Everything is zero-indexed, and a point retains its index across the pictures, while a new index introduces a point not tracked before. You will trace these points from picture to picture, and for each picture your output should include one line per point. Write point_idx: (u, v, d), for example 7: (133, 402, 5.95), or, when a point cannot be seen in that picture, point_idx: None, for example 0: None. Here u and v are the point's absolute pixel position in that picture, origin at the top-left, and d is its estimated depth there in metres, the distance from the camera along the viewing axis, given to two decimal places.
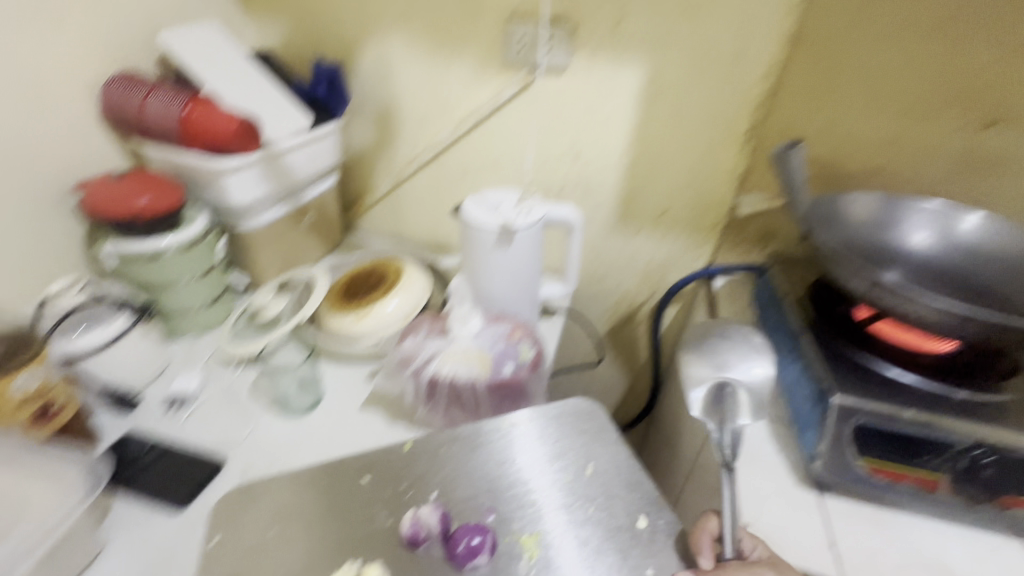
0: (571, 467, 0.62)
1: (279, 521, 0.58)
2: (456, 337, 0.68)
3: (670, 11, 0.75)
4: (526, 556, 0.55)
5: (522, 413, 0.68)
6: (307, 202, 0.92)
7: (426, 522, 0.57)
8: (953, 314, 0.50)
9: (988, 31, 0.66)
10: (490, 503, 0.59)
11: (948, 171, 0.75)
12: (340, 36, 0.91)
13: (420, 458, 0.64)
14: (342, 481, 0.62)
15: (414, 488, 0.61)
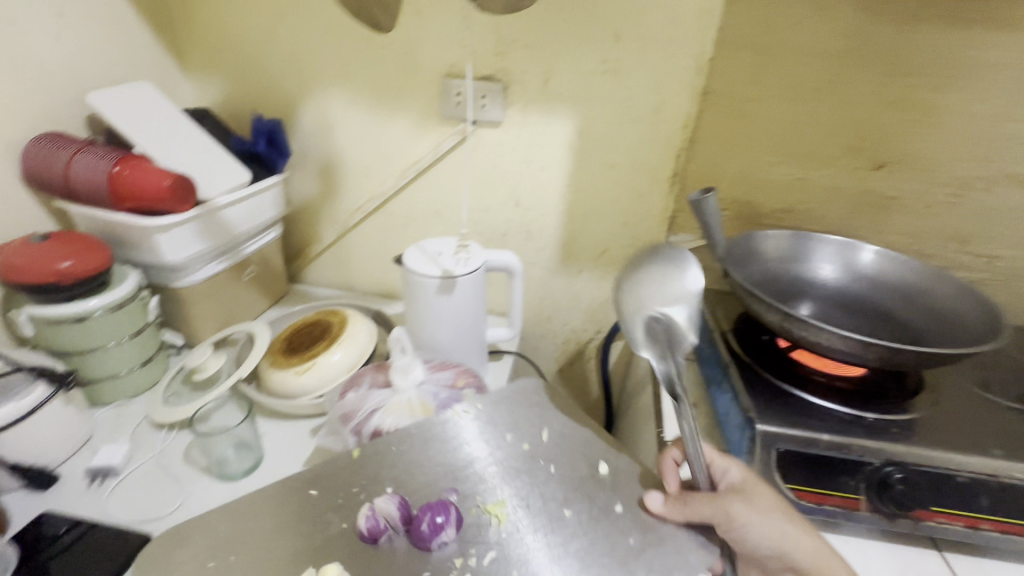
0: (525, 437, 0.66)
1: (217, 552, 0.55)
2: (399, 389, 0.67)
3: (592, 71, 0.81)
4: (494, 523, 0.58)
5: (468, 399, 0.70)
6: (247, 256, 0.91)
7: (383, 512, 0.56)
8: (854, 343, 0.55)
9: (866, 87, 0.75)
10: (448, 482, 0.61)
11: (848, 208, 0.83)
12: (281, 93, 0.93)
13: (370, 462, 0.63)
14: (289, 500, 0.60)
15: (366, 492, 0.61)
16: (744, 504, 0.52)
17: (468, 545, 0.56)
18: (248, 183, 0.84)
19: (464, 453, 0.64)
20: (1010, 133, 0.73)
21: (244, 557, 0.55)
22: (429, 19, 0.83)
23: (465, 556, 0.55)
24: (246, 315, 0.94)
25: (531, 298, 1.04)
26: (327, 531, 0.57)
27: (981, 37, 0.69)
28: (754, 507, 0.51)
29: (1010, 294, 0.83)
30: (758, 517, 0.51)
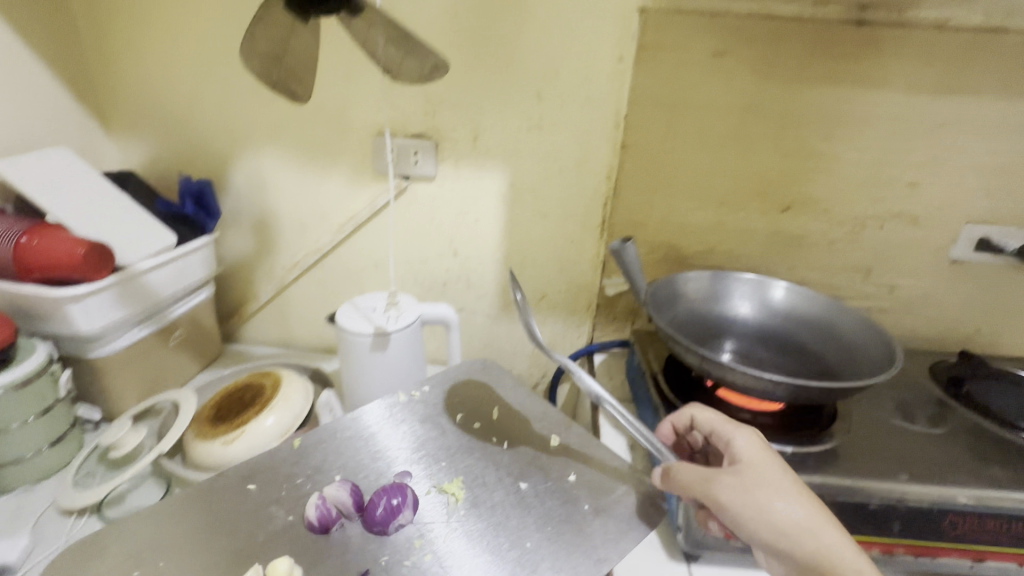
0: (475, 418, 0.73)
1: (143, 562, 0.56)
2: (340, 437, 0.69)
3: (518, 127, 0.85)
4: (452, 500, 0.62)
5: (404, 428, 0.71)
6: (174, 319, 0.87)
7: (334, 500, 0.60)
8: (764, 381, 0.58)
9: (765, 139, 0.81)
10: (401, 466, 0.66)
11: (763, 248, 0.88)
12: (211, 154, 0.93)
13: (316, 452, 0.68)
14: (229, 494, 0.63)
15: (310, 482, 0.64)
16: (736, 479, 0.51)
17: (424, 527, 0.59)
18: (172, 248, 0.81)
19: (410, 433, 0.70)
20: (892, 176, 0.82)
21: (193, 554, 0.57)
22: (358, 81, 0.85)
23: (423, 537, 0.58)
24: (175, 379, 0.90)
25: (475, 345, 1.04)
26: (270, 526, 0.59)
27: (857, 95, 0.77)
28: (744, 482, 0.51)
29: (913, 319, 0.90)
30: (747, 491, 0.50)
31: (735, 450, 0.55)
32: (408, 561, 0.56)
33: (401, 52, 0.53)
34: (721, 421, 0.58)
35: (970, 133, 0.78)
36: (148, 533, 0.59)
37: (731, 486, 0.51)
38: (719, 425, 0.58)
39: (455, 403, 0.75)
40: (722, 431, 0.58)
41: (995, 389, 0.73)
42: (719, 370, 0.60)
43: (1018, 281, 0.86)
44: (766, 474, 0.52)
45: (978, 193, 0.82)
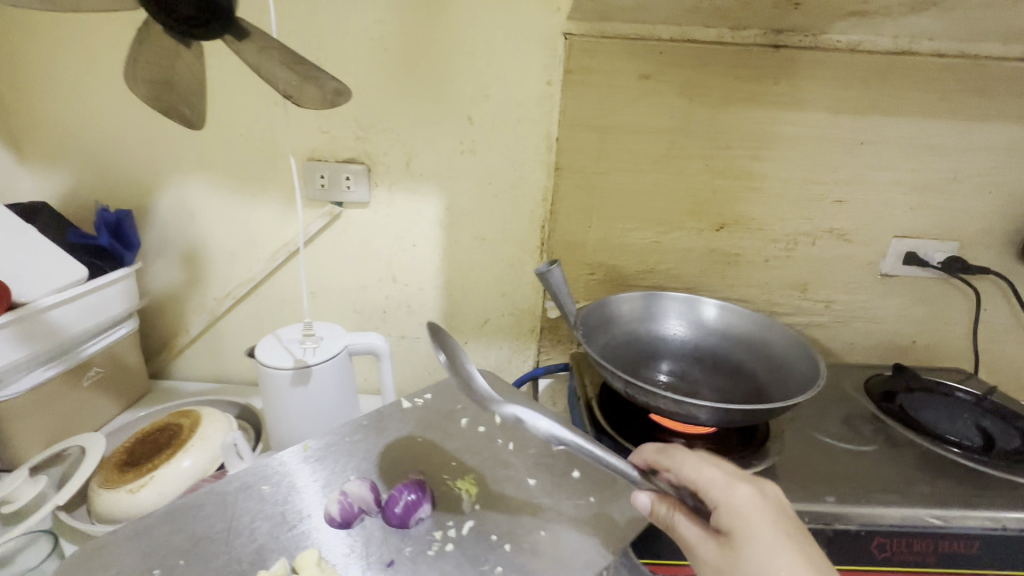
0: (478, 423, 0.75)
1: (163, 560, 0.54)
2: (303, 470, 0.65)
3: (451, 151, 0.84)
4: (467, 496, 0.63)
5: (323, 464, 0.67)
6: (89, 357, 0.82)
7: (356, 497, 0.60)
8: (684, 407, 0.57)
9: (695, 160, 0.82)
10: (415, 468, 0.67)
11: (700, 267, 0.89)
12: (134, 183, 0.89)
13: (327, 455, 0.67)
14: (243, 497, 0.61)
15: (328, 481, 0.64)
16: (716, 552, 0.44)
17: (444, 520, 0.60)
18: (83, 281, 0.77)
19: (419, 436, 0.72)
20: (820, 193, 0.83)
21: (214, 552, 0.55)
22: (286, 107, 0.83)
23: (444, 528, 0.59)
24: (89, 422, 0.84)
25: (420, 372, 1.01)
26: (291, 526, 0.58)
27: (780, 115, 0.79)
28: (723, 562, 0.44)
29: (851, 333, 0.91)
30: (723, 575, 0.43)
31: (722, 519, 0.45)
32: (433, 550, 0.56)
33: (299, 77, 0.51)
34: (709, 478, 0.47)
35: (890, 152, 0.80)
36: (165, 533, 0.56)
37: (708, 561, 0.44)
38: (706, 484, 0.47)
39: (458, 408, 0.77)
40: (708, 492, 0.47)
41: (927, 401, 0.74)
42: (642, 396, 0.59)
43: (948, 294, 0.88)
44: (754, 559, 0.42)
45: (902, 209, 0.84)
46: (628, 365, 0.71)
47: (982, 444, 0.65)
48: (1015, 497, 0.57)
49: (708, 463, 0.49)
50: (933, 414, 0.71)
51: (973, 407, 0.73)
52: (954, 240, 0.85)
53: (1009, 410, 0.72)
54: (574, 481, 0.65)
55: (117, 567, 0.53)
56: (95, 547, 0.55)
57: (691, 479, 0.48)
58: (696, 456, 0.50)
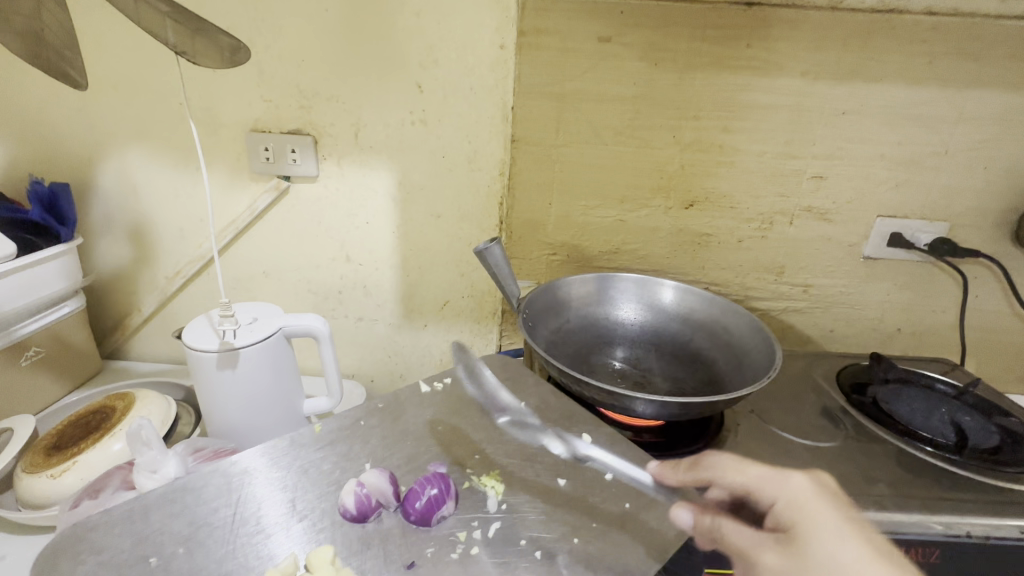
0: (503, 411, 0.64)
1: (161, 548, 0.48)
2: (304, 462, 0.57)
3: (401, 122, 0.79)
4: (491, 495, 0.54)
5: (288, 446, 0.58)
6: (28, 336, 0.78)
7: (375, 489, 0.52)
8: (613, 396, 0.54)
9: (660, 132, 0.76)
10: (431, 462, 0.58)
11: (670, 248, 0.83)
12: (73, 156, 0.85)
13: (340, 439, 0.60)
14: (249, 481, 0.54)
15: (341, 468, 0.57)
16: (779, 556, 0.40)
17: (469, 519, 0.52)
18: (14, 257, 0.72)
19: (442, 424, 0.63)
20: (797, 169, 0.77)
21: (217, 541, 0.49)
22: (224, 73, 0.78)
23: (468, 529, 0.51)
24: (30, 403, 0.80)
25: (380, 357, 0.96)
26: (304, 522, 0.51)
27: (752, 82, 0.72)
28: (789, 563, 0.40)
29: (831, 320, 0.86)
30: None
31: (777, 514, 0.42)
32: (456, 553, 0.49)
33: (188, 31, 0.49)
34: (754, 476, 0.44)
35: (872, 123, 0.74)
36: (164, 517, 0.51)
37: (772, 567, 0.40)
38: (755, 484, 0.44)
39: (481, 394, 0.67)
40: (756, 492, 0.44)
41: (904, 392, 0.69)
42: (574, 384, 0.57)
43: (935, 279, 0.81)
44: (822, 553, 0.39)
45: (886, 187, 0.77)
46: (577, 352, 0.67)
47: (958, 441, 0.60)
48: (985, 504, 0.52)
49: (749, 462, 0.46)
50: (909, 408, 0.66)
51: (953, 400, 0.67)
52: (944, 221, 0.78)
53: (991, 405, 0.67)
54: (608, 486, 0.54)
55: (113, 553, 0.47)
56: (89, 527, 0.49)
57: (735, 482, 0.45)
58: (733, 458, 0.46)
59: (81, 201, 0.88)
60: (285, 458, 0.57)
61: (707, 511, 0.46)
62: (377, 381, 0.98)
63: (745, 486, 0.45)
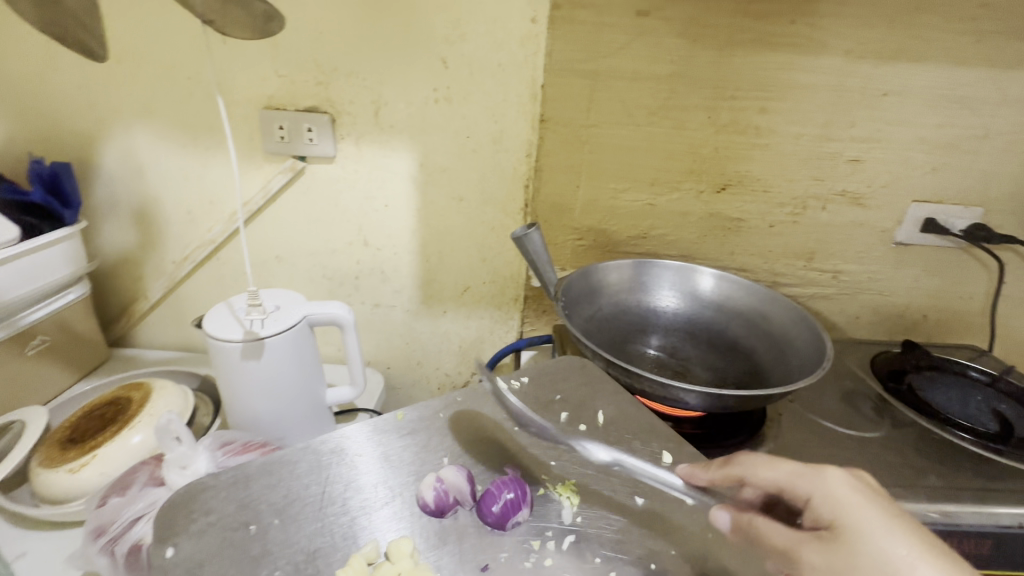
0: (580, 419, 0.60)
1: (259, 516, 0.50)
2: (385, 457, 0.56)
3: (424, 100, 0.75)
4: (567, 504, 0.53)
5: (365, 441, 0.57)
6: (34, 324, 0.74)
7: (452, 486, 0.53)
8: (664, 387, 0.55)
9: (696, 112, 0.73)
10: (506, 464, 0.57)
11: (699, 235, 0.81)
12: (74, 134, 0.80)
13: (419, 430, 0.59)
14: (337, 462, 0.55)
15: (420, 460, 0.56)
16: (821, 553, 0.39)
17: (542, 528, 0.52)
18: (17, 241, 0.69)
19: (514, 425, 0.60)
20: (833, 152, 0.75)
21: (309, 518, 0.50)
22: (234, 45, 0.73)
23: (542, 538, 0.51)
24: (39, 393, 0.77)
25: (396, 344, 0.94)
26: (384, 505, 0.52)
27: (793, 60, 0.70)
28: (836, 562, 0.38)
29: (858, 306, 0.85)
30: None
31: (818, 512, 0.41)
32: (529, 562, 0.49)
33: None
34: (792, 471, 0.43)
35: (913, 104, 0.72)
36: (263, 487, 0.52)
37: (815, 566, 0.39)
38: (791, 480, 0.42)
39: (558, 398, 0.63)
40: (793, 488, 0.42)
41: (938, 379, 0.70)
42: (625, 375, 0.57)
43: (965, 265, 0.81)
44: (873, 548, 0.38)
45: (922, 171, 0.75)
46: (613, 339, 0.67)
47: (996, 430, 0.61)
48: (1014, 494, 0.54)
49: (778, 459, 0.44)
50: (944, 395, 0.67)
51: (987, 387, 0.68)
52: (978, 206, 0.77)
53: None
54: (687, 510, 0.53)
55: (219, 515, 0.49)
56: (198, 488, 0.51)
57: (768, 480, 0.43)
58: (759, 456, 0.45)
59: (82, 182, 0.83)
60: (365, 452, 0.56)
61: (744, 513, 0.45)
62: (393, 368, 0.96)
63: (778, 484, 0.43)
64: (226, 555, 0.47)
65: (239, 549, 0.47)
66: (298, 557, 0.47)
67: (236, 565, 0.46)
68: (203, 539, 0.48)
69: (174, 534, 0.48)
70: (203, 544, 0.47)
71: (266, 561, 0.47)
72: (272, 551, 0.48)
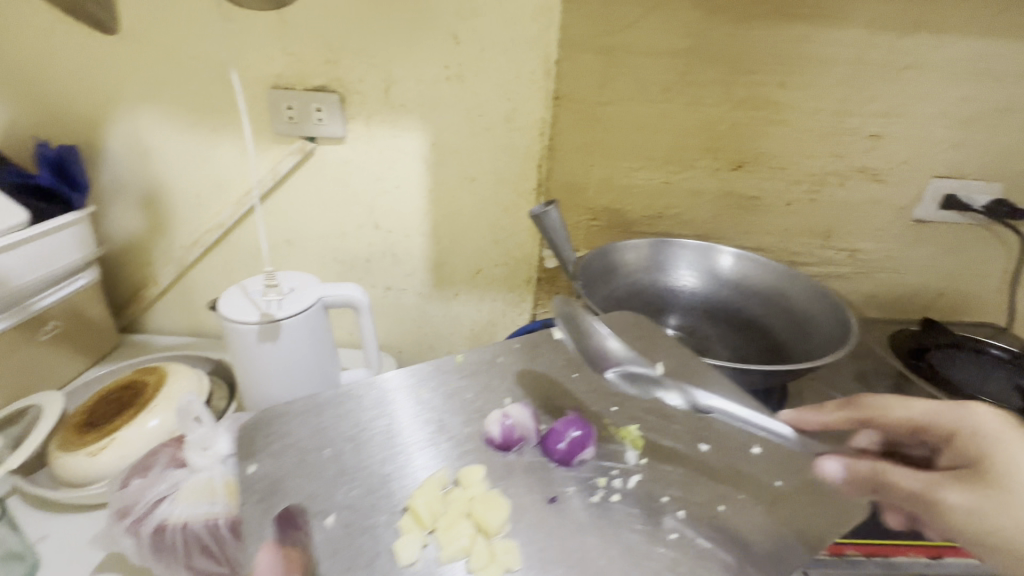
0: None
1: (332, 441, 0.53)
2: (450, 394, 0.60)
3: (435, 77, 0.74)
4: (630, 448, 0.55)
5: (425, 380, 0.61)
6: (45, 310, 0.74)
7: (518, 422, 0.55)
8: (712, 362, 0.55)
9: (713, 87, 0.72)
10: (569, 407, 0.60)
11: (716, 213, 0.80)
12: (79, 116, 0.79)
13: (478, 372, 0.63)
14: (402, 397, 0.58)
15: (483, 398, 0.60)
16: (965, 490, 0.42)
17: (607, 467, 0.53)
18: (27, 226, 0.68)
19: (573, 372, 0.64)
20: (853, 127, 0.73)
21: (377, 445, 0.53)
22: (241, 23, 0.72)
23: (608, 476, 0.52)
24: (52, 379, 0.77)
25: (408, 327, 0.94)
26: (446, 435, 0.55)
27: (814, 32, 0.68)
28: (982, 498, 0.41)
29: (874, 286, 0.84)
30: (986, 513, 0.41)
31: (961, 449, 0.45)
32: (597, 497, 0.50)
33: None
34: (928, 409, 0.48)
35: (935, 77, 0.70)
36: (334, 416, 0.55)
37: (961, 501, 0.41)
38: (930, 416, 0.48)
39: None
40: (933, 424, 0.47)
41: (958, 358, 0.70)
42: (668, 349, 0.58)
43: (985, 242, 0.80)
44: None
45: (943, 146, 0.74)
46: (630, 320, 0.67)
47: (1019, 406, 0.61)
48: None
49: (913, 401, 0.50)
50: (964, 373, 0.67)
51: (1005, 364, 0.68)
52: (999, 182, 0.76)
53: None
54: (755, 459, 0.55)
55: (295, 438, 0.53)
56: (274, 413, 0.56)
57: (904, 416, 0.49)
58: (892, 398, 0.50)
59: (89, 166, 0.82)
60: (432, 391, 0.60)
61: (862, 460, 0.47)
62: (405, 352, 0.96)
63: (913, 420, 0.48)
64: (306, 471, 0.51)
65: (318, 470, 0.51)
66: (375, 478, 0.50)
67: (313, 482, 0.50)
68: (282, 458, 0.52)
69: (255, 452, 0.52)
70: (283, 463, 0.51)
71: (342, 480, 0.50)
72: (347, 472, 0.51)
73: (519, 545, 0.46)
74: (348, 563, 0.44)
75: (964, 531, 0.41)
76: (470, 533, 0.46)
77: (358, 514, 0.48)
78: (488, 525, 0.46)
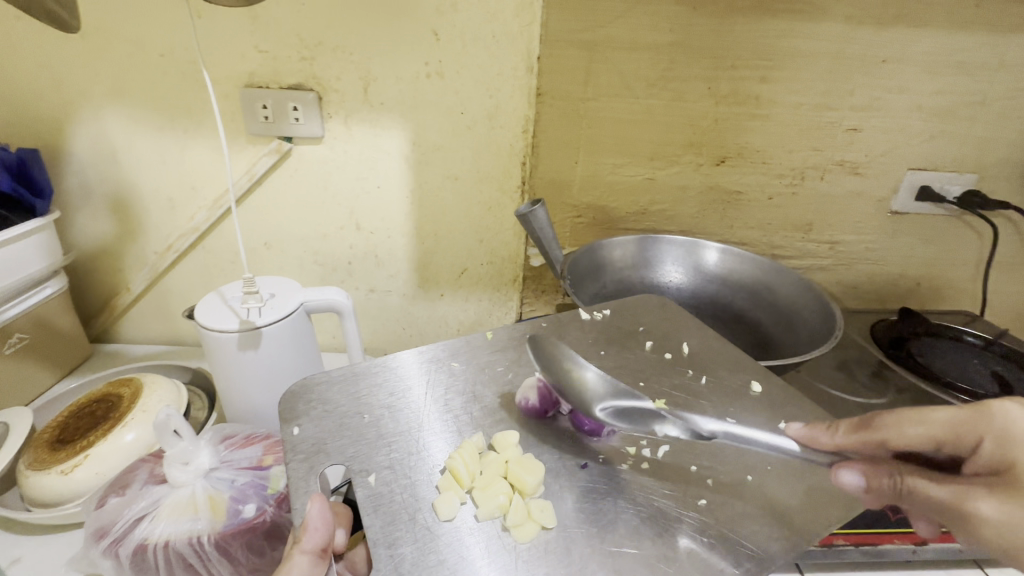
0: (665, 348, 0.59)
1: (370, 407, 0.51)
2: (480, 368, 0.57)
3: (415, 75, 0.72)
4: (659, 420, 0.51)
5: (451, 354, 0.58)
6: (9, 323, 0.70)
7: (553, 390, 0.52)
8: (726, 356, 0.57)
9: (695, 82, 0.72)
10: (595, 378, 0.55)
11: (700, 207, 0.80)
12: (41, 118, 0.75)
13: (510, 347, 0.59)
14: (435, 368, 0.56)
15: (514, 371, 0.56)
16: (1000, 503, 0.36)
17: (636, 438, 0.51)
18: None
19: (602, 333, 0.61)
20: (832, 121, 0.74)
21: (411, 411, 0.51)
22: (210, 19, 0.69)
23: (637, 446, 0.50)
24: (19, 394, 0.74)
25: (392, 329, 0.92)
26: (479, 404, 0.53)
27: (794, 26, 0.68)
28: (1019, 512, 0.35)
29: (854, 276, 0.86)
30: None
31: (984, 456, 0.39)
32: (628, 465, 0.49)
33: None
34: (946, 421, 0.40)
35: (911, 71, 0.71)
36: (371, 385, 0.54)
37: (994, 515, 0.36)
38: (950, 430, 0.40)
39: (641, 329, 0.62)
40: (956, 437, 0.40)
41: (937, 346, 0.72)
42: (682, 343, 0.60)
43: (959, 231, 0.82)
44: None
45: (920, 139, 0.76)
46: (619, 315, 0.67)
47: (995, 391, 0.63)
48: None
49: (927, 409, 0.42)
50: (944, 360, 0.69)
51: (982, 351, 0.70)
52: (972, 172, 0.78)
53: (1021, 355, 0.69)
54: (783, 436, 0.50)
55: (335, 405, 0.51)
56: (311, 383, 0.53)
57: (923, 432, 0.41)
58: (902, 413, 0.42)
59: (53, 171, 0.78)
60: (461, 367, 0.57)
61: (880, 470, 0.41)
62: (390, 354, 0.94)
63: (932, 436, 0.41)
64: (346, 434, 0.48)
65: (358, 433, 0.49)
66: (411, 443, 0.48)
67: (353, 445, 0.48)
68: (322, 422, 0.49)
69: (296, 416, 0.49)
70: (323, 426, 0.49)
71: (383, 444, 0.48)
72: (386, 436, 0.49)
73: (554, 504, 0.45)
74: (390, 516, 0.43)
75: (999, 545, 0.36)
76: (507, 491, 0.44)
77: (399, 475, 0.46)
78: (524, 483, 0.44)
